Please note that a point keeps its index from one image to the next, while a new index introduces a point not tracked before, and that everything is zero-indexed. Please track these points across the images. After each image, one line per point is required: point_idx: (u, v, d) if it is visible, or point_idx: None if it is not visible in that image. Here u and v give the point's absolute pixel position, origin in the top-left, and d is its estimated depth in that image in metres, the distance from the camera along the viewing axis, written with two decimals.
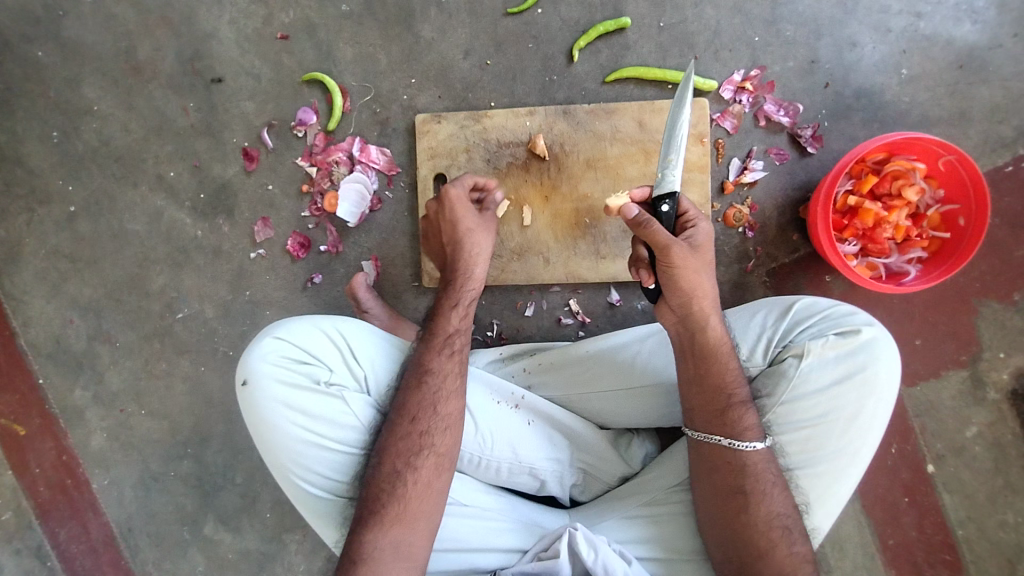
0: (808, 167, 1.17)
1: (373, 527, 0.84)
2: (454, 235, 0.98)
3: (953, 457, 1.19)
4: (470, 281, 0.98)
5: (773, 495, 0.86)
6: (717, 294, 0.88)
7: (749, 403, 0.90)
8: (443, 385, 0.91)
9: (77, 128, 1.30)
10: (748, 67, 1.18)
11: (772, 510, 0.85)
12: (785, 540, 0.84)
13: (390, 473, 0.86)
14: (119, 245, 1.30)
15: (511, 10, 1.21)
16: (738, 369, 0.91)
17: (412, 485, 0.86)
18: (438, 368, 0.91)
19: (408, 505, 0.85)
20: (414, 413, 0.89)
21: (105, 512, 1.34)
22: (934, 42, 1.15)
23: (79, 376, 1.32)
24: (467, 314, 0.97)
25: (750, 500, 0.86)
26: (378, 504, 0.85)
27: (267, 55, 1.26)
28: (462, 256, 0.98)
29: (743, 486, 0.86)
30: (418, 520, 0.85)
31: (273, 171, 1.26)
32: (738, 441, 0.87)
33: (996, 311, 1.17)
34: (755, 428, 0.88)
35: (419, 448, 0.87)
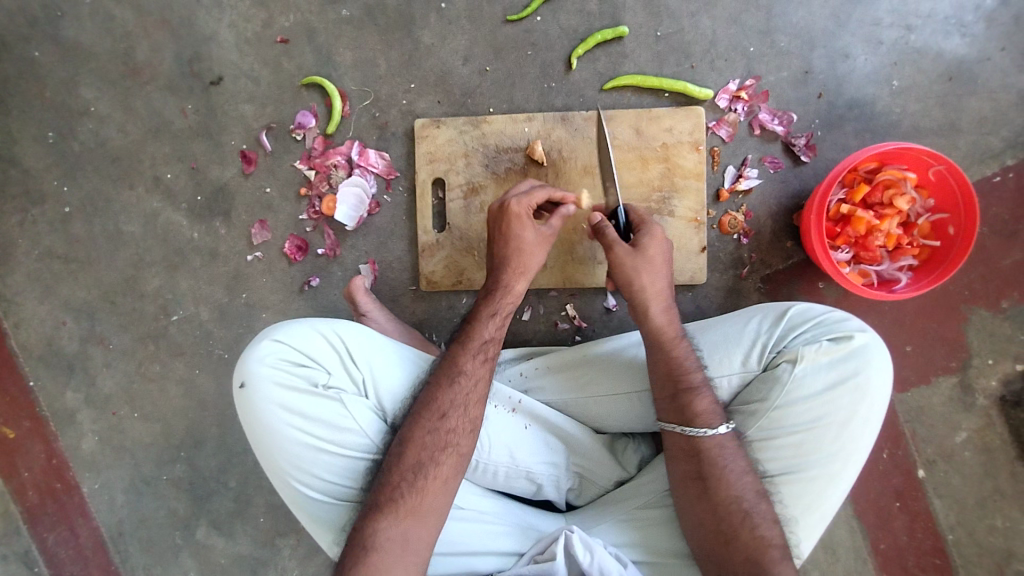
0: (802, 175, 1.19)
1: (385, 515, 0.83)
2: (506, 252, 0.97)
3: (943, 462, 1.20)
4: (510, 295, 0.97)
5: (736, 480, 0.87)
6: (664, 288, 0.96)
7: (703, 391, 0.92)
8: (474, 389, 0.91)
9: (73, 129, 1.29)
10: (743, 76, 1.20)
11: (729, 494, 0.87)
12: (747, 522, 0.85)
13: (413, 464, 0.86)
14: (114, 247, 1.29)
15: (510, 18, 1.22)
16: (694, 359, 0.95)
17: (431, 480, 0.85)
18: (471, 373, 0.91)
19: (423, 499, 0.85)
20: (442, 409, 0.89)
21: (95, 516, 1.32)
22: (924, 55, 1.18)
23: (71, 379, 1.31)
24: (504, 324, 0.97)
25: (710, 485, 0.88)
26: (395, 493, 0.85)
27: (267, 58, 1.26)
28: (509, 269, 0.97)
29: (700, 471, 0.89)
30: (431, 514, 0.84)
31: (271, 174, 1.26)
32: (689, 425, 0.90)
33: (984, 318, 1.19)
34: (708, 413, 0.91)
35: (443, 445, 0.87)
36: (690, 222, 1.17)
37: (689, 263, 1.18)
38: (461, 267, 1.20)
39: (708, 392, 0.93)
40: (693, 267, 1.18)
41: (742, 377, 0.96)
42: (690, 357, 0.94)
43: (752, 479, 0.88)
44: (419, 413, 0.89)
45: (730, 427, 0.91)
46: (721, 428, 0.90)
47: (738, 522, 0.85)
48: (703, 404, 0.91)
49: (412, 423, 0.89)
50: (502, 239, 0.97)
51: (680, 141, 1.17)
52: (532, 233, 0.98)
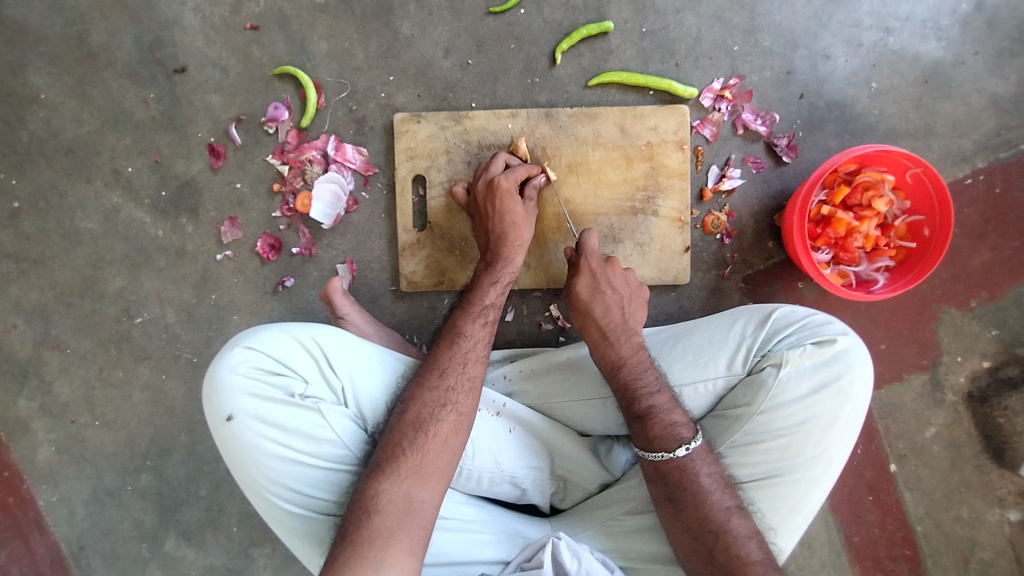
0: (783, 176, 1.20)
1: (387, 476, 0.79)
2: (501, 225, 1.02)
3: (913, 456, 1.24)
4: (510, 266, 1.01)
5: (705, 497, 0.87)
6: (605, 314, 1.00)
7: (656, 412, 0.92)
8: (474, 350, 0.91)
9: (20, 118, 1.20)
10: (727, 75, 1.19)
11: (698, 515, 0.86)
12: (723, 543, 0.84)
13: (414, 421, 0.83)
14: (69, 245, 1.21)
15: (493, 10, 1.18)
16: (651, 380, 0.95)
17: (432, 439, 0.82)
18: (472, 335, 0.91)
19: (424, 458, 0.81)
20: (442, 368, 0.88)
21: (53, 531, 1.25)
22: (902, 58, 1.19)
23: (24, 386, 1.23)
24: (504, 292, 0.99)
25: (678, 507, 0.88)
26: (396, 453, 0.81)
27: (236, 46, 1.19)
28: (507, 242, 1.01)
29: (671, 495, 0.89)
30: (433, 476, 0.80)
31: (241, 169, 1.20)
32: (649, 450, 0.91)
33: (955, 317, 1.22)
34: (665, 436, 0.90)
35: (443, 403, 0.85)
36: (674, 221, 1.17)
37: (673, 264, 1.17)
38: (442, 267, 1.17)
39: (663, 414, 0.92)
40: (676, 268, 1.18)
41: (727, 381, 0.96)
42: (645, 380, 0.94)
43: (724, 493, 0.88)
44: (420, 375, 0.88)
45: (689, 450, 0.89)
46: (678, 451, 0.88)
47: (711, 538, 0.85)
48: (658, 429, 0.91)
49: (415, 385, 0.87)
50: (496, 213, 1.03)
51: (665, 140, 1.16)
52: (520, 207, 1.03)
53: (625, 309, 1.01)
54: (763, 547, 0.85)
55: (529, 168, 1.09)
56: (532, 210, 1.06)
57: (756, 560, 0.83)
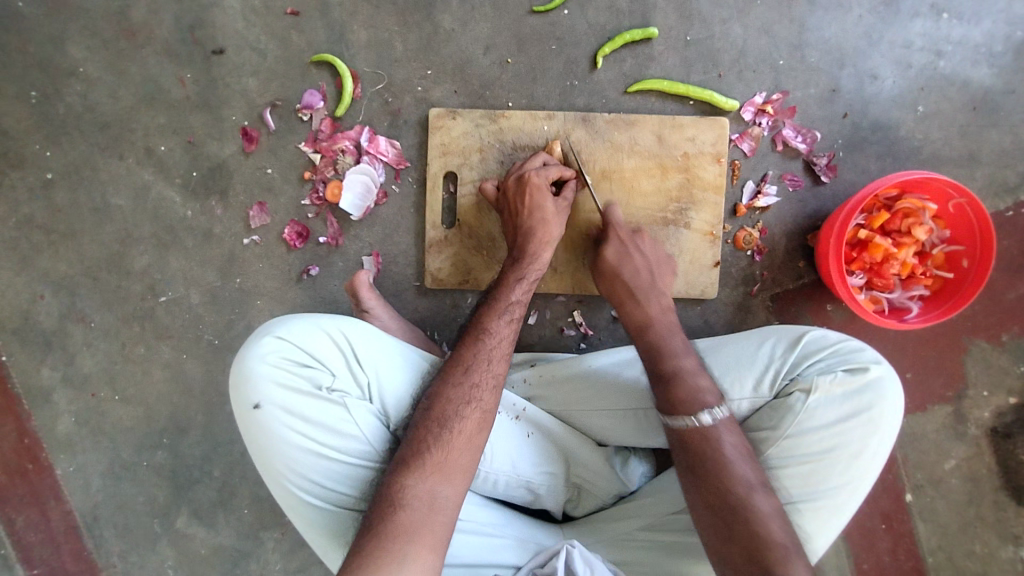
0: (820, 196, 1.18)
1: (411, 472, 0.78)
2: (528, 221, 1.01)
3: (930, 487, 1.22)
4: (537, 264, 1.00)
5: (729, 469, 0.84)
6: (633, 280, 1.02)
7: (685, 375, 0.92)
8: (500, 348, 0.90)
9: (58, 91, 1.20)
10: (770, 90, 1.17)
11: (720, 483, 0.83)
12: (747, 516, 0.80)
13: (439, 417, 0.82)
14: (99, 220, 1.22)
15: (536, 9, 1.16)
16: (680, 346, 0.96)
17: (456, 436, 0.81)
18: (498, 332, 0.90)
19: (448, 456, 0.80)
20: (467, 364, 0.87)
21: (68, 500, 1.27)
22: (952, 82, 1.16)
23: (48, 355, 1.24)
24: (530, 290, 0.98)
25: (698, 476, 0.85)
26: (419, 449, 0.80)
27: (275, 30, 1.18)
28: (534, 239, 1.00)
29: (692, 465, 0.86)
30: (456, 473, 0.80)
31: (273, 154, 1.19)
32: (672, 415, 0.89)
33: (984, 350, 1.20)
34: (688, 399, 0.89)
35: (467, 400, 0.84)
36: (705, 235, 1.15)
37: (701, 278, 1.16)
38: (468, 266, 1.16)
39: (689, 378, 0.91)
40: (705, 282, 1.16)
41: (752, 403, 0.95)
42: (670, 343, 0.96)
43: (747, 466, 0.85)
44: (445, 371, 0.87)
45: (714, 417, 0.87)
46: (701, 417, 0.87)
47: (732, 509, 0.81)
48: (682, 394, 0.90)
49: (440, 380, 0.86)
50: (526, 208, 1.02)
51: (702, 151, 1.14)
52: (551, 203, 1.02)
53: (654, 272, 1.04)
54: (788, 529, 0.80)
55: (563, 168, 1.07)
56: (565, 208, 1.03)
57: (779, 541, 0.78)
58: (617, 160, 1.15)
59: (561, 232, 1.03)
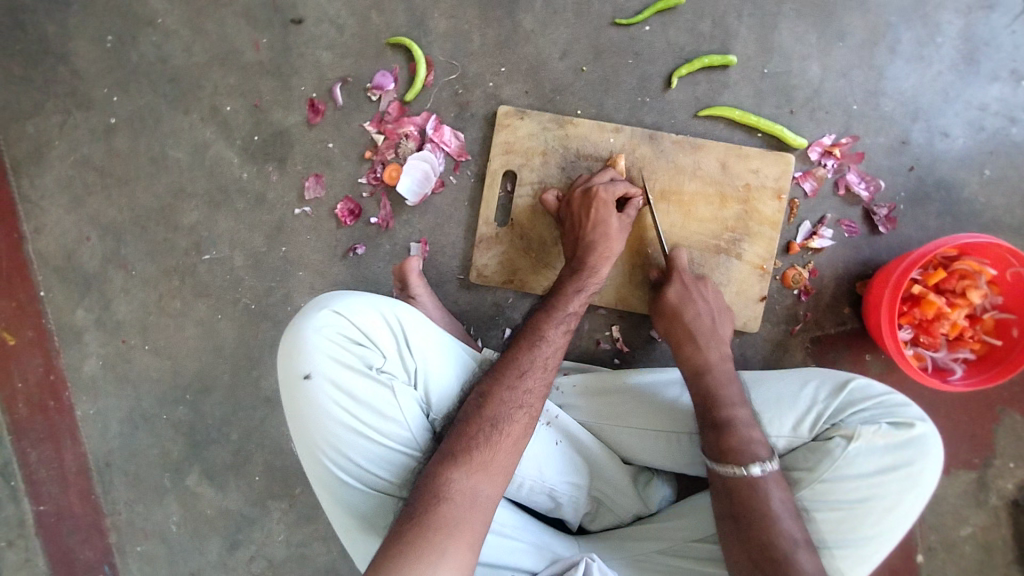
0: (874, 245, 1.17)
1: (455, 466, 0.78)
2: (591, 234, 1.02)
3: (942, 551, 1.21)
4: (595, 278, 1.00)
5: (773, 524, 0.84)
6: (701, 327, 1.02)
7: (746, 425, 0.91)
8: (553, 356, 0.90)
9: (133, 37, 1.21)
10: (840, 133, 1.16)
11: (765, 535, 0.84)
12: (788, 572, 0.81)
13: (490, 417, 0.82)
14: (155, 171, 1.22)
15: (619, 21, 1.16)
16: (738, 393, 0.95)
17: (504, 437, 0.81)
18: (553, 340, 0.91)
19: (493, 456, 0.80)
20: (521, 368, 0.87)
21: (84, 442, 1.27)
22: (1022, 150, 1.16)
23: (85, 297, 1.25)
24: (586, 302, 0.98)
25: (742, 524, 0.86)
26: (466, 445, 0.80)
27: (357, 7, 1.19)
28: (595, 253, 1.00)
29: (737, 514, 0.87)
30: (500, 473, 0.80)
31: (337, 129, 1.19)
32: (721, 462, 0.89)
33: (1016, 422, 1.19)
34: (740, 450, 0.89)
35: (518, 404, 0.84)
36: (755, 268, 1.15)
37: (745, 311, 1.16)
38: (515, 267, 1.16)
39: (743, 428, 0.91)
40: (748, 315, 1.16)
41: (789, 441, 0.95)
42: (728, 390, 0.95)
43: (794, 523, 0.85)
44: (498, 371, 0.88)
45: (764, 470, 0.87)
46: (752, 468, 0.87)
47: (772, 566, 0.82)
48: (736, 443, 0.90)
49: (492, 379, 0.86)
50: (589, 221, 1.03)
51: (764, 185, 1.14)
52: (614, 219, 1.02)
53: (715, 320, 1.05)
54: None
55: (628, 185, 1.07)
56: (628, 226, 1.04)
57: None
58: (678, 181, 1.15)
59: (621, 250, 1.04)
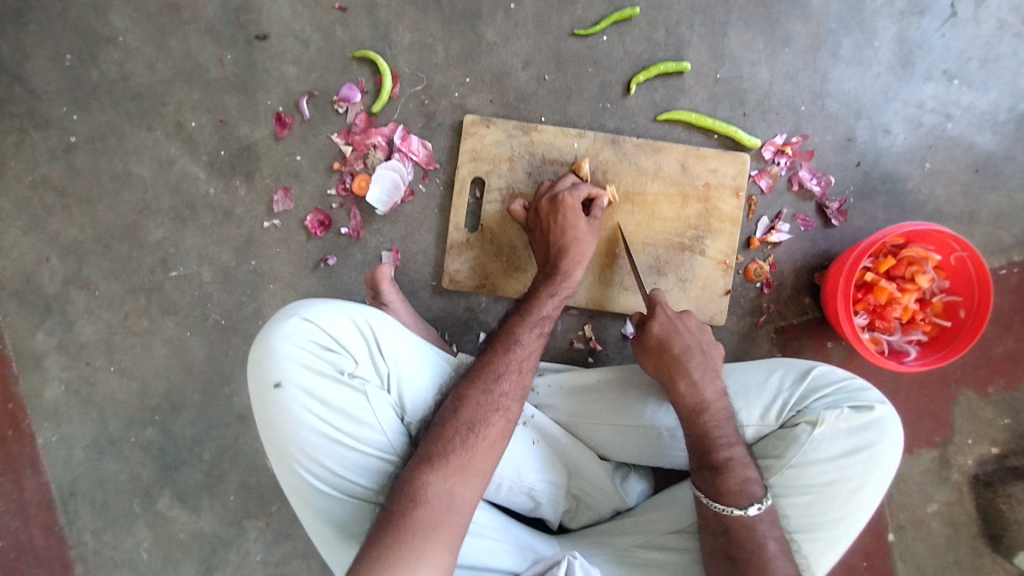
0: (829, 238, 1.23)
1: (431, 471, 0.78)
2: (562, 239, 1.04)
3: (911, 530, 1.26)
4: (567, 281, 1.02)
5: (769, 564, 0.85)
6: (690, 359, 0.96)
7: (741, 464, 0.91)
8: (527, 358, 0.91)
9: (94, 55, 1.20)
10: (790, 132, 1.23)
11: (764, 574, 0.85)
12: None
13: (467, 420, 0.83)
14: (118, 188, 1.20)
15: (578, 32, 1.21)
16: (733, 431, 0.93)
17: (480, 441, 0.82)
18: (527, 344, 0.91)
19: (470, 460, 0.80)
20: (498, 371, 0.88)
21: (46, 472, 1.22)
22: (957, 144, 1.24)
23: (45, 320, 1.21)
24: (560, 305, 1.00)
25: (739, 567, 0.86)
26: (441, 451, 0.80)
27: (321, 22, 1.20)
28: (567, 257, 1.02)
29: (730, 551, 0.87)
30: (476, 476, 0.80)
31: (304, 142, 1.20)
32: (717, 501, 0.88)
33: (971, 400, 1.25)
34: (737, 492, 0.88)
35: (495, 407, 0.84)
36: (718, 263, 1.19)
37: (710, 305, 1.20)
38: (486, 271, 1.18)
39: (740, 469, 0.90)
40: (714, 309, 1.20)
41: (758, 430, 0.98)
42: (724, 430, 0.93)
43: (786, 561, 0.86)
44: (473, 375, 0.88)
45: (760, 509, 0.87)
46: (749, 510, 0.87)
47: None
48: (734, 482, 0.88)
49: (467, 383, 0.87)
50: (560, 227, 1.05)
51: (722, 184, 1.19)
52: (583, 224, 1.05)
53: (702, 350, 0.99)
54: None
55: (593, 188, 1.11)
56: (597, 228, 1.07)
57: None
58: (641, 180, 1.19)
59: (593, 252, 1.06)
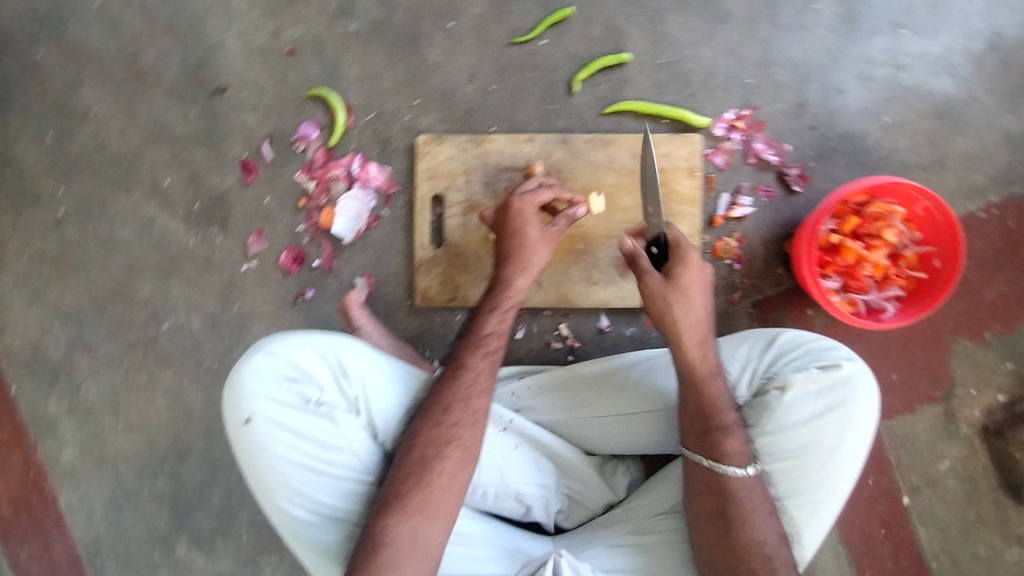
0: (794, 205, 1.22)
1: (394, 514, 0.83)
2: (508, 245, 1.01)
3: (927, 490, 1.22)
4: (511, 290, 0.99)
5: (756, 520, 0.86)
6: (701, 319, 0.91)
7: (734, 427, 0.89)
8: (476, 382, 0.91)
9: (70, 132, 1.29)
10: (740, 106, 1.23)
11: (753, 534, 0.85)
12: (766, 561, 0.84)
13: (420, 461, 0.86)
14: (106, 252, 1.28)
15: (516, 40, 1.24)
16: (727, 391, 0.92)
17: (437, 476, 0.85)
18: (472, 368, 0.91)
19: (430, 496, 0.84)
20: (445, 404, 0.89)
21: (73, 528, 1.29)
22: (915, 93, 1.22)
23: (56, 384, 1.29)
24: (506, 319, 0.97)
25: (731, 524, 0.86)
26: (401, 491, 0.84)
27: (272, 70, 1.26)
28: (510, 263, 1.00)
29: (722, 508, 0.87)
30: (439, 511, 0.84)
31: (270, 185, 1.26)
32: (716, 462, 0.88)
33: (968, 349, 1.22)
34: (736, 454, 0.88)
35: (447, 440, 0.87)
36: None
37: None
38: (456, 284, 1.21)
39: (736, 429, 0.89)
40: None
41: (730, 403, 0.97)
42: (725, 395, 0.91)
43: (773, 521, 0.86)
44: (425, 410, 0.90)
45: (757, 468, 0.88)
46: (748, 470, 0.87)
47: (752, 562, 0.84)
48: (733, 444, 0.88)
49: (420, 420, 0.89)
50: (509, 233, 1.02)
51: (677, 167, 1.20)
52: (535, 229, 1.02)
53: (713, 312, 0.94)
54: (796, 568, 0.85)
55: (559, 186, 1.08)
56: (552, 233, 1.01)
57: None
58: (595, 175, 1.20)
59: (547, 259, 1.01)
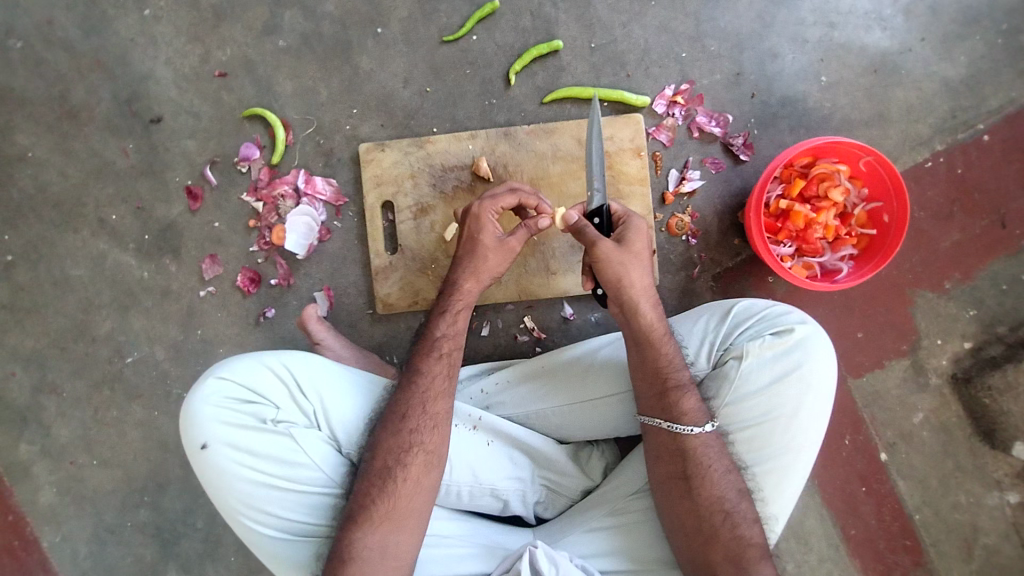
0: (743, 174, 1.22)
1: (362, 525, 0.84)
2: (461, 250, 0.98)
3: (903, 444, 1.23)
4: (460, 293, 0.97)
5: (715, 479, 0.87)
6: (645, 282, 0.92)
7: (688, 386, 0.91)
8: (432, 386, 0.91)
9: (10, 176, 1.27)
10: (678, 81, 1.23)
11: (712, 493, 0.86)
12: (728, 522, 0.85)
13: (382, 471, 0.86)
14: (61, 293, 1.27)
15: (447, 38, 1.23)
16: (675, 351, 0.93)
17: (402, 482, 0.85)
18: (426, 373, 0.92)
19: (397, 503, 0.85)
20: (403, 411, 0.90)
21: (57, 572, 1.28)
22: (849, 50, 1.22)
23: (24, 431, 1.28)
24: (458, 320, 0.96)
25: (692, 483, 0.87)
26: (367, 501, 0.85)
27: (206, 93, 1.26)
28: (459, 267, 0.98)
29: (684, 470, 0.88)
30: (408, 518, 0.85)
31: (218, 208, 1.25)
32: (674, 422, 0.89)
33: (930, 300, 1.22)
34: (693, 411, 0.89)
35: (407, 447, 0.87)
36: None
37: None
38: (415, 288, 1.21)
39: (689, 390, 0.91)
40: None
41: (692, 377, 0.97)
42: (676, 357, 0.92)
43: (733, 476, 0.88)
44: (384, 419, 0.90)
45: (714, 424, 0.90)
46: (705, 426, 0.89)
47: (713, 524, 0.85)
48: (689, 402, 0.90)
49: (379, 429, 0.89)
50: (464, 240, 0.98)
51: (622, 149, 1.19)
52: (492, 235, 0.97)
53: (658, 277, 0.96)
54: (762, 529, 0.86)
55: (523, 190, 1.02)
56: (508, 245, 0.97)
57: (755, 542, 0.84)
58: (542, 165, 1.20)
59: (501, 267, 0.98)
